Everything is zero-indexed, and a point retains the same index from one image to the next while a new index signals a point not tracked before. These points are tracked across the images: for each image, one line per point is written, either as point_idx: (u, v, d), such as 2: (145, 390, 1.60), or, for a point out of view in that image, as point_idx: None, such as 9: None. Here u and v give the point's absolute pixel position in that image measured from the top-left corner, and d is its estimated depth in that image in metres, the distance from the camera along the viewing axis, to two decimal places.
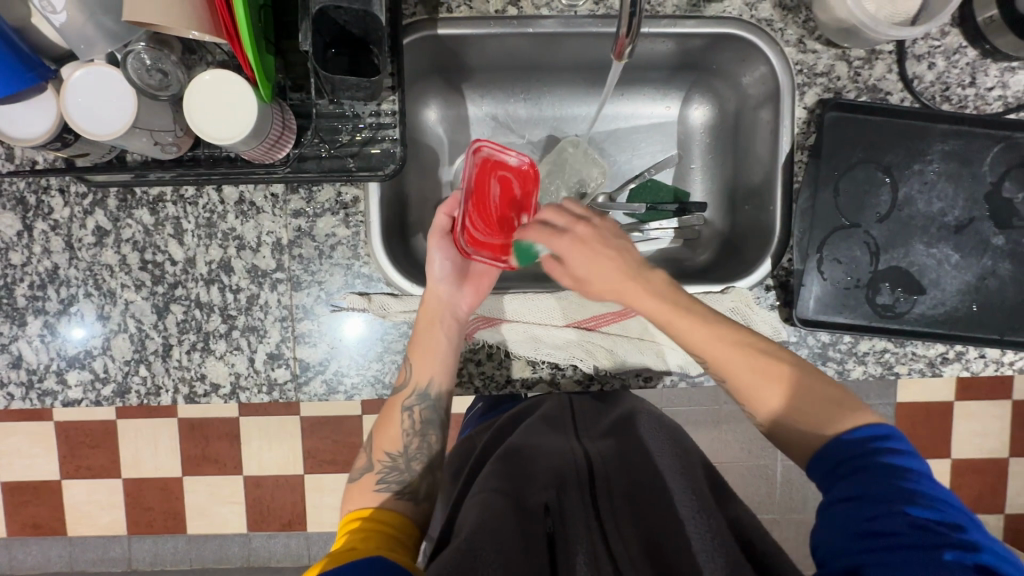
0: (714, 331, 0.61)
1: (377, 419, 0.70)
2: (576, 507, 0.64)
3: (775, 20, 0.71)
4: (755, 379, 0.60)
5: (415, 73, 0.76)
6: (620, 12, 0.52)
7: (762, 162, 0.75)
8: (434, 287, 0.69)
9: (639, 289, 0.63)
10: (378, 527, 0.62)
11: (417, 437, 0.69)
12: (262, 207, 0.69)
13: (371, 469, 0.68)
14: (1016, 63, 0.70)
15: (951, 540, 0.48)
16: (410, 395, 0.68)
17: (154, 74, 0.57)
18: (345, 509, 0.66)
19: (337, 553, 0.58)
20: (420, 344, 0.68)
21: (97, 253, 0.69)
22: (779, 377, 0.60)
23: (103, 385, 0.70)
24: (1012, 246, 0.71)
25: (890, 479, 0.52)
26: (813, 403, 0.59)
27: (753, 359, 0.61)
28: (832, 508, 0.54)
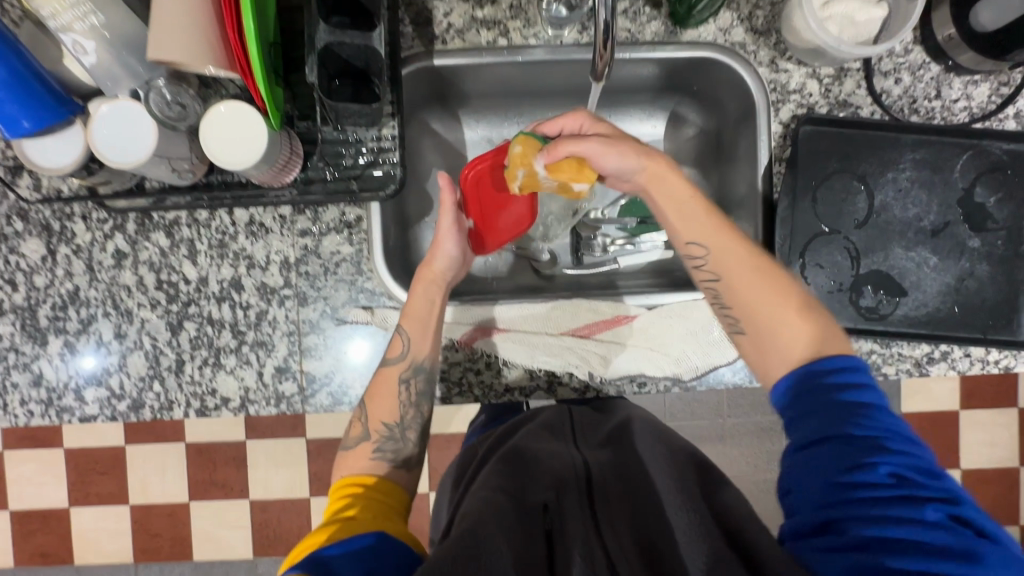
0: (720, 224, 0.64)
1: (368, 390, 0.70)
2: (575, 510, 0.68)
3: (748, 43, 0.75)
4: (751, 279, 0.62)
5: (413, 100, 0.81)
6: (594, 39, 0.55)
7: (744, 174, 0.79)
8: (439, 263, 0.72)
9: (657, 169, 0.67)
10: (381, 501, 0.64)
11: (412, 407, 0.70)
12: (271, 227, 0.73)
13: (368, 438, 0.68)
14: (979, 77, 0.74)
15: (926, 492, 0.49)
16: (407, 367, 0.69)
17: (174, 107, 0.61)
18: (336, 476, 0.68)
19: (340, 522, 0.60)
20: (414, 304, 0.70)
21: (116, 274, 0.73)
22: (786, 296, 0.61)
23: (119, 401, 0.73)
24: (988, 248, 0.74)
25: (863, 429, 0.53)
26: (809, 326, 0.60)
27: (752, 262, 0.62)
28: (805, 453, 0.54)
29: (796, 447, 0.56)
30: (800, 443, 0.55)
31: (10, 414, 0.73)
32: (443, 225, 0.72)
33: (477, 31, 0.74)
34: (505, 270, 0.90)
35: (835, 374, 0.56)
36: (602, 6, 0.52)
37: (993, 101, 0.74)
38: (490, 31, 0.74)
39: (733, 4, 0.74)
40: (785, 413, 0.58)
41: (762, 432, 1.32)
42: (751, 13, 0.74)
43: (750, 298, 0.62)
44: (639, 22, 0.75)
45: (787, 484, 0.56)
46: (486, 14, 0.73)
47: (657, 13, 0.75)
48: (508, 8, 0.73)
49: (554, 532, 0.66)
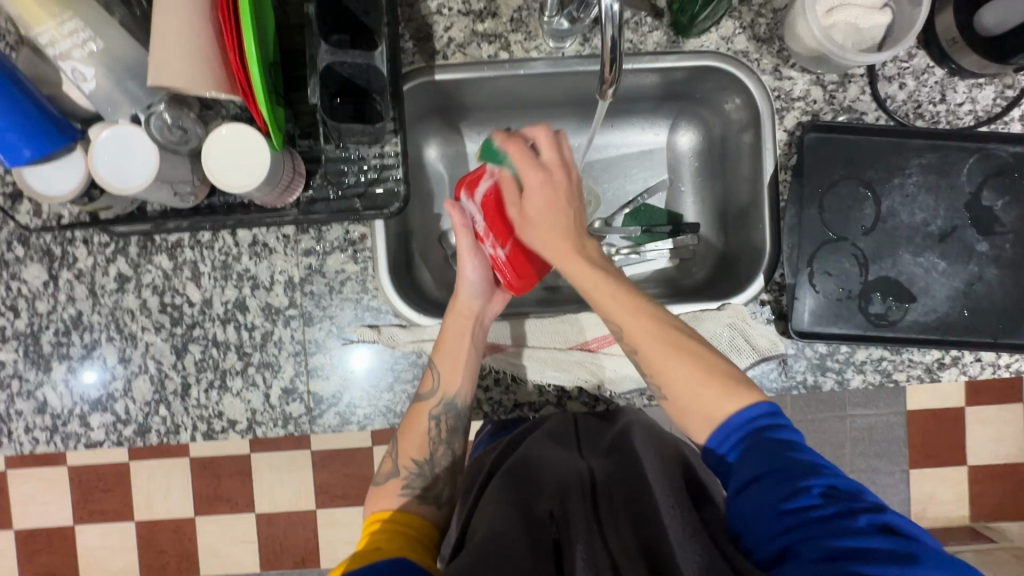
0: (633, 304, 0.63)
1: (401, 425, 0.71)
2: (580, 517, 0.65)
3: (751, 51, 0.74)
4: (664, 359, 0.62)
5: (414, 115, 0.80)
6: (601, 51, 0.54)
7: (748, 182, 0.79)
8: (466, 296, 0.72)
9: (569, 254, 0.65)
10: (404, 530, 0.63)
11: (442, 445, 0.71)
12: (275, 247, 0.72)
13: (397, 475, 0.69)
14: (984, 79, 0.74)
15: (862, 505, 0.51)
16: (438, 404, 0.70)
17: (174, 131, 0.61)
18: (367, 511, 0.68)
19: (361, 553, 0.59)
20: (444, 345, 0.71)
21: (119, 298, 0.73)
22: (685, 358, 0.61)
23: (124, 425, 0.72)
24: (996, 251, 0.73)
25: (793, 455, 0.55)
26: (710, 377, 0.60)
27: (663, 343, 0.62)
28: (742, 494, 0.55)
29: (734, 490, 0.56)
30: (736, 486, 0.56)
31: (15, 442, 0.72)
32: (460, 248, 0.72)
33: (478, 44, 0.73)
34: None
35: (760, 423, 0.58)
36: (609, 19, 0.51)
37: (998, 104, 0.74)
38: (491, 44, 0.73)
39: (735, 12, 0.74)
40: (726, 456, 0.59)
41: None
42: (753, 21, 0.74)
43: (659, 372, 0.62)
44: (641, 32, 0.74)
45: (738, 524, 0.55)
46: (487, 28, 0.73)
47: (659, 23, 0.74)
48: (509, 21, 0.73)
49: (562, 539, 0.63)
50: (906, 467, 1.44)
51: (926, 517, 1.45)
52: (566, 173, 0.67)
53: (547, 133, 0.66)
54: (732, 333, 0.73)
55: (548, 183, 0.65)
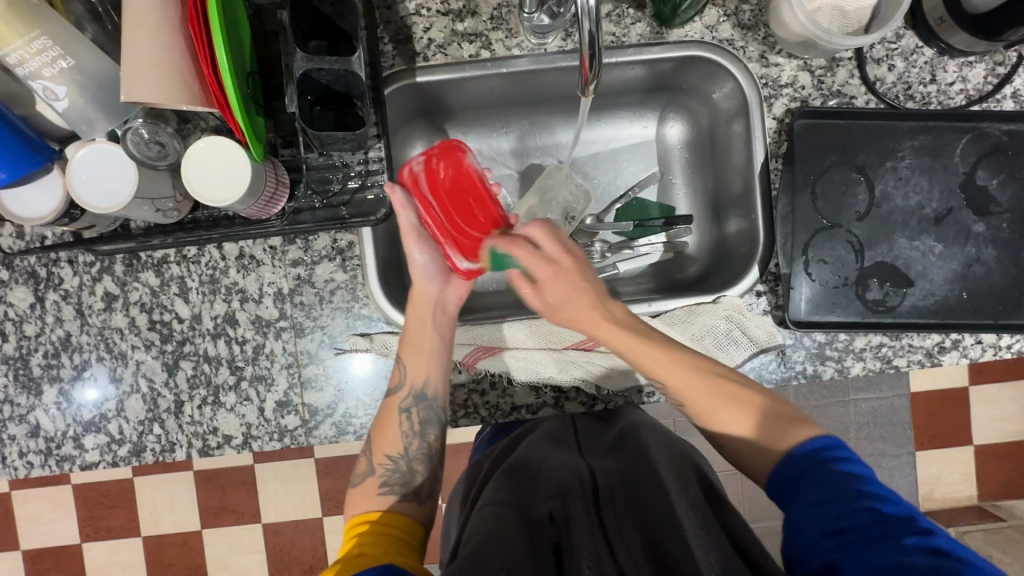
0: (670, 359, 0.64)
1: (375, 422, 0.70)
2: (581, 518, 0.64)
3: (736, 39, 0.73)
4: (717, 409, 0.63)
5: (398, 119, 0.79)
6: (579, 47, 0.52)
7: (739, 172, 0.78)
8: (421, 283, 0.71)
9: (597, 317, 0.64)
10: (391, 537, 0.63)
11: (416, 437, 0.70)
12: (262, 259, 0.71)
13: (373, 473, 0.68)
14: (974, 57, 0.73)
15: (918, 529, 0.50)
16: (408, 396, 0.69)
17: (152, 146, 0.59)
18: (348, 514, 0.67)
19: (346, 560, 0.58)
20: (409, 343, 0.69)
21: (107, 317, 0.72)
22: (735, 404, 0.62)
23: (119, 445, 0.72)
24: (993, 232, 0.73)
25: (848, 476, 0.54)
26: (761, 420, 0.61)
27: (710, 390, 0.63)
28: (796, 512, 0.55)
29: (789, 508, 0.56)
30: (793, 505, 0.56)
31: (10, 467, 0.72)
32: (403, 229, 0.69)
33: (458, 44, 0.71)
34: (503, 283, 0.89)
35: (821, 452, 0.57)
36: (584, 15, 0.49)
37: (990, 81, 0.73)
38: (472, 43, 0.72)
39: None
40: (782, 486, 0.58)
41: None
42: (737, 8, 0.73)
43: (719, 424, 0.63)
44: (623, 24, 0.73)
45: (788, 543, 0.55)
46: (467, 27, 0.71)
47: (641, 14, 0.73)
48: (489, 20, 0.71)
49: (563, 544, 0.61)
50: (912, 449, 1.44)
51: (934, 499, 1.45)
52: (574, 256, 0.65)
53: (540, 227, 0.65)
54: (728, 326, 0.73)
55: (561, 275, 0.63)
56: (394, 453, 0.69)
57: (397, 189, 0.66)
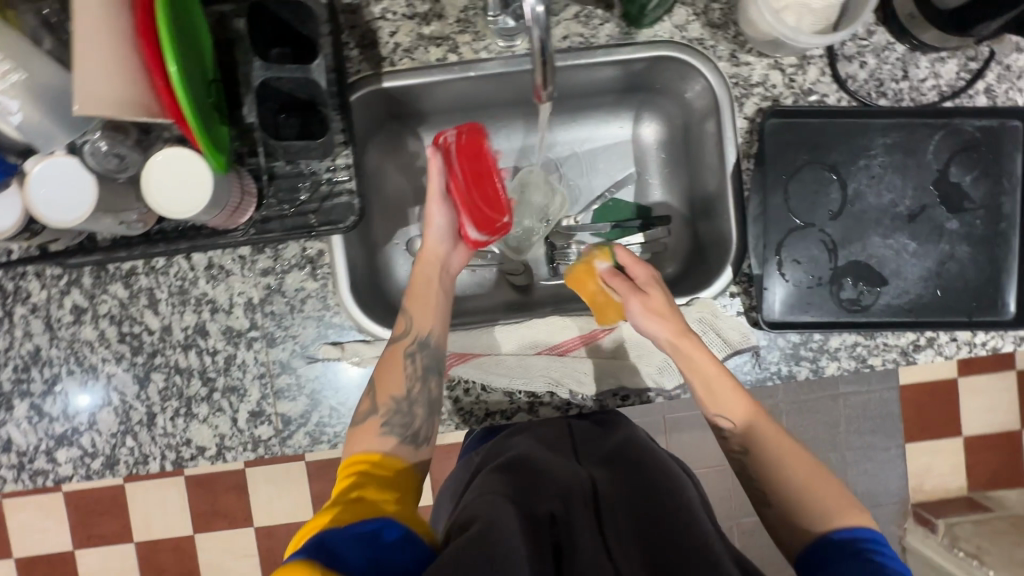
0: (749, 407, 0.63)
1: (379, 363, 0.67)
2: (584, 523, 0.60)
3: (706, 38, 0.72)
4: (779, 464, 0.61)
5: (368, 124, 0.78)
6: (531, 53, 0.49)
7: (713, 172, 0.77)
8: (431, 243, 0.70)
9: (688, 340, 0.64)
10: (391, 483, 0.60)
11: (419, 382, 0.67)
12: (231, 269, 0.71)
13: (375, 413, 0.64)
14: (946, 53, 0.72)
15: None
16: (412, 342, 0.66)
17: (111, 159, 0.59)
18: (346, 452, 0.64)
19: (347, 505, 0.56)
20: (417, 295, 0.69)
21: (76, 330, 0.71)
22: (800, 467, 0.61)
23: (92, 459, 0.71)
24: (967, 229, 0.72)
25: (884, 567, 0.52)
26: (823, 488, 0.60)
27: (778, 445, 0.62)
28: None
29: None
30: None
31: None
32: (429, 190, 0.69)
33: (425, 48, 0.71)
34: (482, 288, 0.88)
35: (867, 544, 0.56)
36: (534, 22, 0.46)
37: (962, 77, 0.72)
38: (439, 47, 0.71)
39: None
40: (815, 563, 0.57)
41: None
42: (706, 7, 0.72)
43: (777, 475, 0.61)
44: (592, 25, 0.72)
45: None
46: (433, 31, 0.70)
47: (610, 15, 0.72)
48: (456, 23, 0.70)
49: (564, 545, 0.58)
50: (901, 442, 1.44)
51: (925, 491, 1.45)
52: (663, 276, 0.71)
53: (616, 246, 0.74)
54: (700, 328, 0.72)
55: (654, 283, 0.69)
56: (397, 401, 0.65)
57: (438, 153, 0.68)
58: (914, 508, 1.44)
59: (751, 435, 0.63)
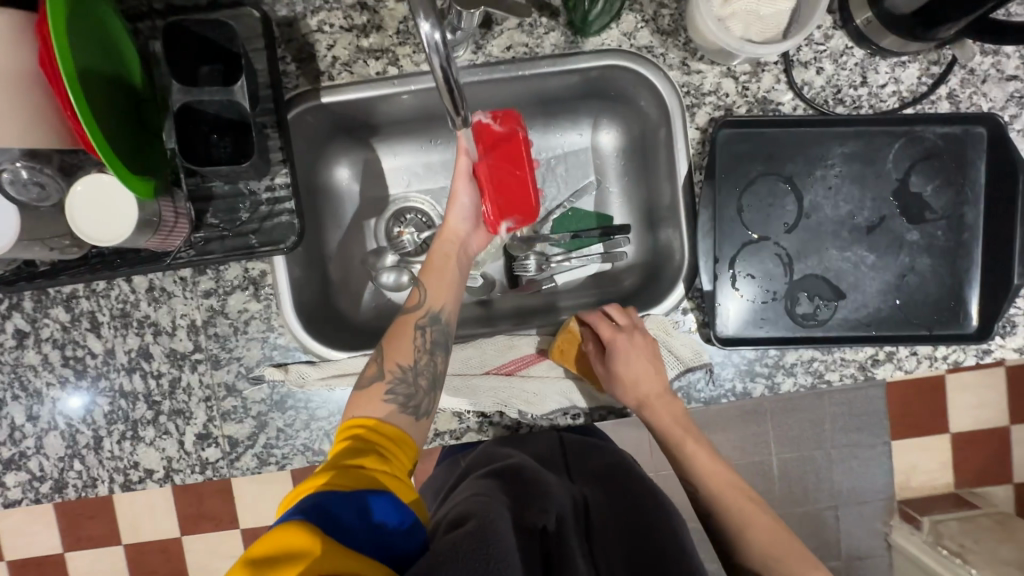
0: (711, 468, 0.72)
1: (388, 334, 0.66)
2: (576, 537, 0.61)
3: (655, 46, 0.70)
4: (739, 527, 0.68)
5: (315, 139, 0.76)
6: (436, 79, 0.48)
7: (667, 183, 0.75)
8: (455, 220, 0.72)
9: (654, 404, 0.70)
10: (389, 452, 0.58)
11: (426, 354, 0.66)
12: (173, 291, 0.70)
13: (381, 378, 0.62)
14: (907, 57, 0.69)
15: None
16: (424, 315, 0.67)
17: (31, 188, 0.58)
18: (345, 415, 0.61)
19: (344, 472, 0.53)
20: (433, 267, 0.71)
21: (19, 354, 0.71)
22: (764, 521, 0.68)
23: (40, 483, 0.71)
24: (928, 240, 0.70)
25: None
26: (783, 544, 0.66)
27: (744, 501, 0.69)
28: None
29: None
30: None
31: None
32: (458, 169, 0.70)
33: (364, 61, 0.69)
34: None
35: None
36: (433, 50, 0.44)
37: (924, 82, 0.69)
38: (378, 60, 0.69)
39: (635, 5, 0.70)
40: None
41: (744, 416, 1.31)
42: (655, 13, 0.69)
43: (736, 536, 0.68)
44: (536, 34, 0.70)
45: None
46: (372, 43, 0.68)
47: (555, 22, 0.70)
48: (395, 34, 0.68)
49: (552, 557, 0.58)
50: (888, 439, 1.31)
51: (910, 488, 1.33)
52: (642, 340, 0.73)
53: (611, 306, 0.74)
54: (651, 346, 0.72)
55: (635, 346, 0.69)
56: (404, 369, 0.63)
57: (465, 134, 0.67)
58: (901, 505, 1.33)
59: (717, 497, 0.70)
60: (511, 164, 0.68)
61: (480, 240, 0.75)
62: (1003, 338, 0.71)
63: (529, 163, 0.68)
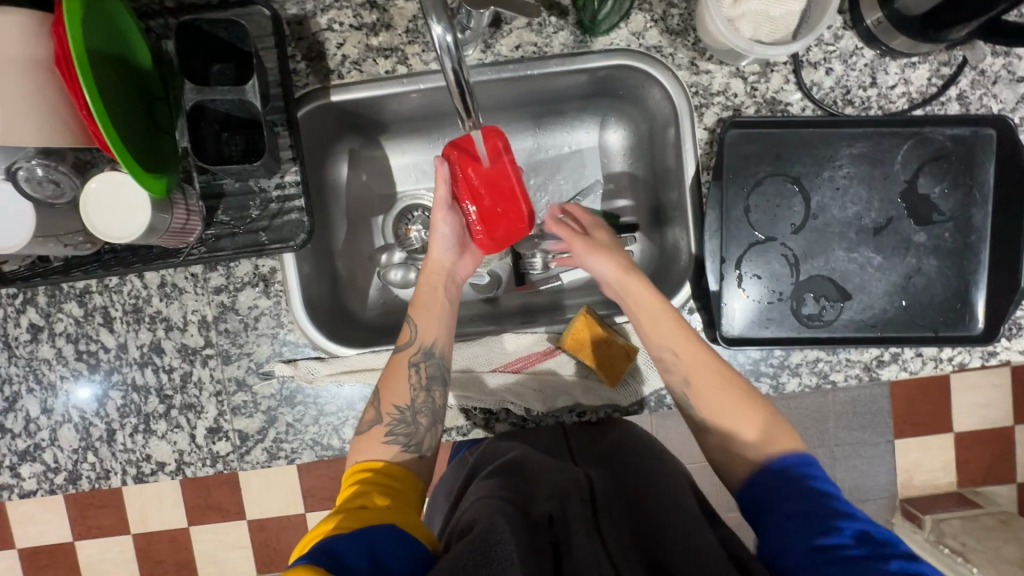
0: (692, 342, 0.66)
1: (380, 375, 0.67)
2: (583, 524, 0.56)
3: (664, 45, 0.70)
4: (724, 406, 0.63)
5: (325, 137, 0.77)
6: (447, 80, 0.48)
7: (674, 183, 0.75)
8: (437, 252, 0.72)
9: (634, 279, 0.70)
10: (394, 490, 0.59)
11: (423, 391, 0.66)
12: (184, 287, 0.71)
13: (380, 422, 0.64)
14: (917, 58, 0.69)
15: (896, 553, 0.48)
16: (416, 352, 0.67)
17: (46, 185, 0.59)
18: (351, 461, 0.63)
19: (350, 513, 0.54)
20: (423, 307, 0.70)
21: (34, 348, 0.72)
22: (742, 394, 0.64)
23: (55, 474, 0.72)
24: (936, 241, 0.70)
25: (823, 501, 0.54)
26: (761, 419, 0.62)
27: (722, 373, 0.65)
28: (779, 526, 0.54)
29: (767, 522, 0.55)
30: (770, 523, 0.55)
31: None
32: (438, 199, 0.70)
33: (374, 60, 0.69)
34: None
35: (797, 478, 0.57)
36: (444, 52, 0.45)
37: (933, 83, 0.69)
38: (388, 58, 0.69)
39: (645, 5, 0.70)
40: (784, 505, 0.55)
41: None
42: (665, 13, 0.70)
43: (721, 420, 0.63)
44: (545, 33, 0.70)
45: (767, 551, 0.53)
46: (381, 42, 0.69)
47: (564, 22, 0.70)
48: (405, 33, 0.69)
49: (561, 546, 0.55)
50: (890, 438, 1.31)
51: (912, 486, 1.33)
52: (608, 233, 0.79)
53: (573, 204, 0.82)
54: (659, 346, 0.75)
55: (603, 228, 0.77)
56: (401, 411, 0.65)
57: (441, 164, 0.68)
58: (902, 503, 1.33)
59: (697, 370, 0.65)
60: (491, 189, 0.67)
61: (468, 264, 0.75)
62: (1009, 341, 0.72)
63: (513, 172, 0.67)
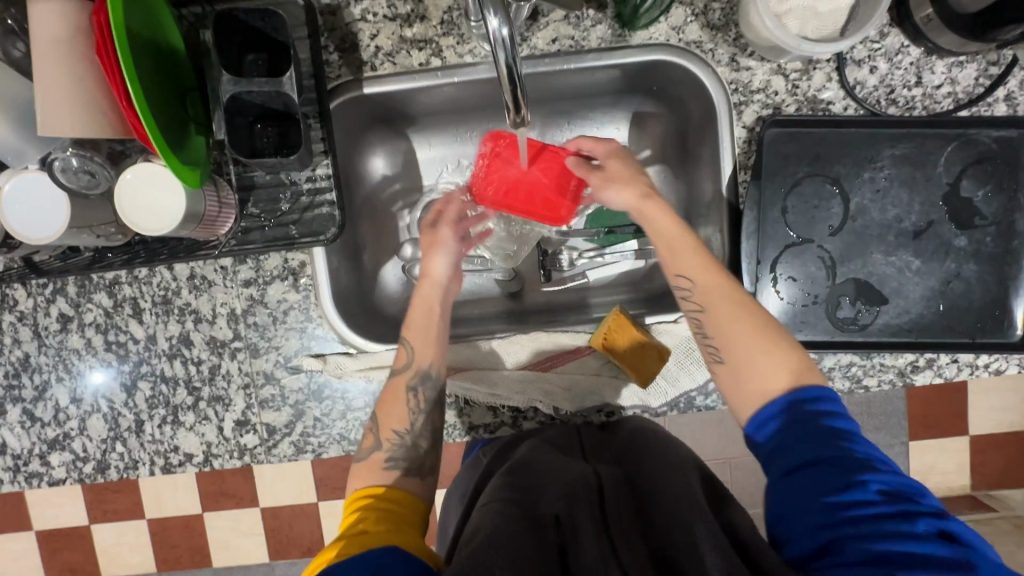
0: (709, 268, 0.62)
1: (379, 399, 0.67)
2: (588, 524, 0.56)
3: (704, 41, 0.68)
4: (751, 353, 0.58)
5: (355, 130, 0.76)
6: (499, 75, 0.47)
7: (708, 181, 0.74)
8: (429, 276, 0.72)
9: (651, 203, 0.66)
10: (395, 513, 0.58)
11: (422, 415, 0.66)
12: (213, 279, 0.70)
13: (380, 448, 0.64)
14: (964, 57, 0.67)
15: (923, 509, 0.47)
16: (413, 377, 0.66)
17: (81, 175, 0.59)
18: (350, 489, 0.62)
19: (352, 538, 0.53)
20: (412, 329, 0.69)
21: (63, 338, 0.72)
22: (763, 324, 0.59)
23: (84, 463, 0.73)
24: (976, 246, 0.68)
25: (839, 442, 0.51)
26: (780, 346, 0.58)
27: (739, 304, 0.61)
28: (793, 475, 0.51)
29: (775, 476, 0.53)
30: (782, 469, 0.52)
31: None
32: (449, 218, 0.77)
33: (407, 52, 0.68)
34: (472, 294, 0.86)
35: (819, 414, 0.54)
36: (499, 45, 0.44)
37: (980, 84, 0.67)
38: (422, 51, 0.68)
39: None
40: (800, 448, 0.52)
41: None
42: (706, 7, 0.68)
43: (734, 350, 0.59)
44: (583, 27, 0.69)
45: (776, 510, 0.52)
46: (415, 33, 0.67)
47: (602, 15, 0.68)
48: (440, 24, 0.67)
49: (568, 550, 0.54)
50: (905, 440, 1.31)
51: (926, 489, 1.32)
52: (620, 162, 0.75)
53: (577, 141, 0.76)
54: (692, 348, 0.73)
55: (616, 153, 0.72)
56: (400, 435, 0.64)
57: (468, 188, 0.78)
58: None
59: (712, 298, 0.61)
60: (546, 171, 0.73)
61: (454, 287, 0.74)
62: None
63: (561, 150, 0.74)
